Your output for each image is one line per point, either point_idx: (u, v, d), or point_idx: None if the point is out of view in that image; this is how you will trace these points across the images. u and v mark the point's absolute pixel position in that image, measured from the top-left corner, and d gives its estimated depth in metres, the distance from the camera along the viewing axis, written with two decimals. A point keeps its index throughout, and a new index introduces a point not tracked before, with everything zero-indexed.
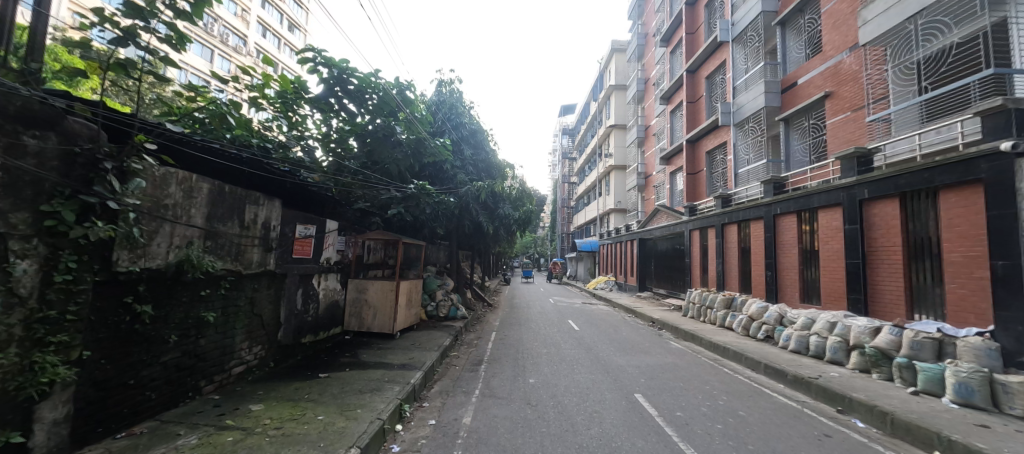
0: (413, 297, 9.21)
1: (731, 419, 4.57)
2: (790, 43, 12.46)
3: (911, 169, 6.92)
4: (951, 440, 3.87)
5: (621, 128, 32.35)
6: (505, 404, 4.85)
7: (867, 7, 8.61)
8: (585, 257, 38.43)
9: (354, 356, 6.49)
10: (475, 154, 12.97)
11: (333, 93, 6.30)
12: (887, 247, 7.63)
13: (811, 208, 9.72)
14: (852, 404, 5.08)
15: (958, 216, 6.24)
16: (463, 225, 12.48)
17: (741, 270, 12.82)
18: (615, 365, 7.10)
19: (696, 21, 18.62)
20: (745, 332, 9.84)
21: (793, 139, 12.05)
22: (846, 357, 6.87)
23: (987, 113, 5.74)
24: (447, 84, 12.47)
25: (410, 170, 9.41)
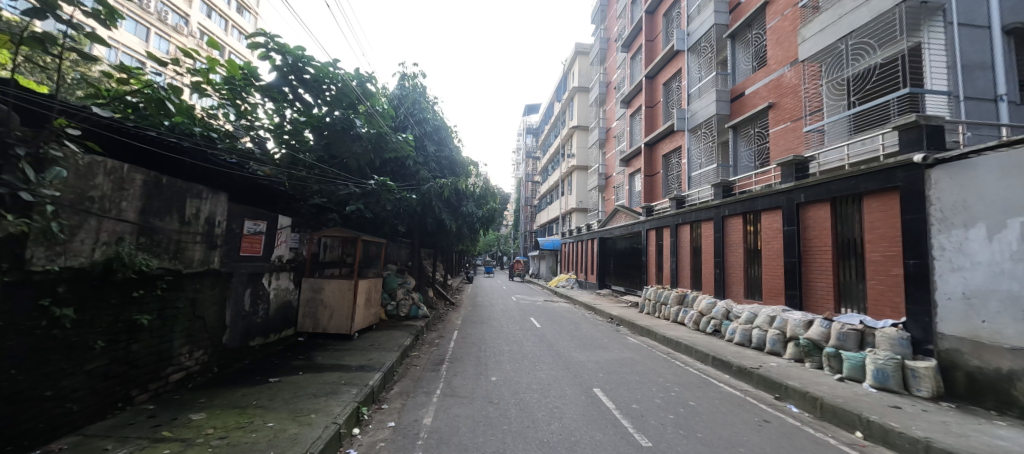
0: (372, 296, 8.94)
1: (682, 409, 4.83)
2: (739, 55, 13.27)
3: (841, 177, 7.61)
4: (870, 421, 4.28)
5: (583, 129, 33.07)
6: (466, 403, 4.83)
7: (807, 25, 9.31)
8: (548, 255, 39.00)
9: (308, 359, 6.21)
10: (438, 150, 12.82)
11: (287, 82, 5.97)
12: (820, 247, 8.34)
13: (755, 210, 10.44)
14: (788, 391, 5.51)
15: (878, 219, 6.95)
16: (425, 223, 12.28)
17: (692, 268, 13.51)
18: (575, 361, 7.28)
19: (655, 29, 19.39)
20: (695, 327, 10.40)
21: (741, 145, 12.88)
22: (783, 348, 7.45)
23: (904, 128, 6.41)
24: (410, 79, 12.24)
25: (370, 165, 9.16)
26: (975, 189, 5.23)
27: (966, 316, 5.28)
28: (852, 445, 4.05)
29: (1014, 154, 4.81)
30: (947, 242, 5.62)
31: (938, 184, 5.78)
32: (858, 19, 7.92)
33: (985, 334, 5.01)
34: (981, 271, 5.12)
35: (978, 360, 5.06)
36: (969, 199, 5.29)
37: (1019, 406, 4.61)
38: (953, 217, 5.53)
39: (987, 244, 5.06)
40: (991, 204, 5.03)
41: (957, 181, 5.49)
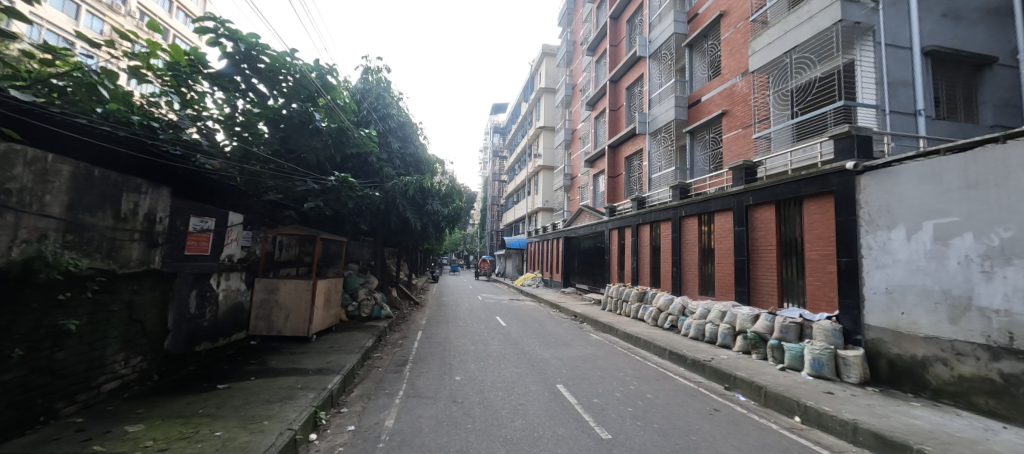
0: (332, 297, 8.63)
1: (640, 402, 5.02)
2: (696, 63, 13.93)
3: (784, 181, 8.18)
4: (806, 406, 4.65)
5: (550, 129, 33.49)
6: (430, 403, 4.78)
7: (756, 38, 9.90)
8: (515, 254, 39.12)
9: (261, 363, 5.91)
10: (403, 147, 12.57)
11: (240, 71, 5.61)
12: (766, 246, 8.92)
13: (709, 211, 10.99)
14: (736, 381, 5.87)
15: (816, 221, 7.52)
16: (389, 222, 11.99)
17: (651, 266, 14.03)
18: (539, 359, 7.37)
19: (619, 35, 19.95)
20: (654, 323, 10.82)
21: (697, 150, 13.53)
22: (733, 341, 7.93)
23: (838, 137, 7.00)
24: (373, 73, 11.92)
25: (330, 161, 8.83)
26: (898, 195, 5.79)
27: (887, 309, 5.83)
28: (791, 429, 4.38)
29: (930, 163, 5.36)
30: (873, 242, 6.19)
31: (865, 189, 6.35)
32: (800, 35, 8.53)
33: (904, 325, 5.56)
34: (902, 269, 5.68)
35: (899, 348, 5.61)
36: (892, 204, 5.86)
37: (932, 388, 5.16)
38: (878, 219, 6.10)
39: (907, 244, 5.62)
40: (910, 208, 5.60)
41: (882, 186, 6.05)
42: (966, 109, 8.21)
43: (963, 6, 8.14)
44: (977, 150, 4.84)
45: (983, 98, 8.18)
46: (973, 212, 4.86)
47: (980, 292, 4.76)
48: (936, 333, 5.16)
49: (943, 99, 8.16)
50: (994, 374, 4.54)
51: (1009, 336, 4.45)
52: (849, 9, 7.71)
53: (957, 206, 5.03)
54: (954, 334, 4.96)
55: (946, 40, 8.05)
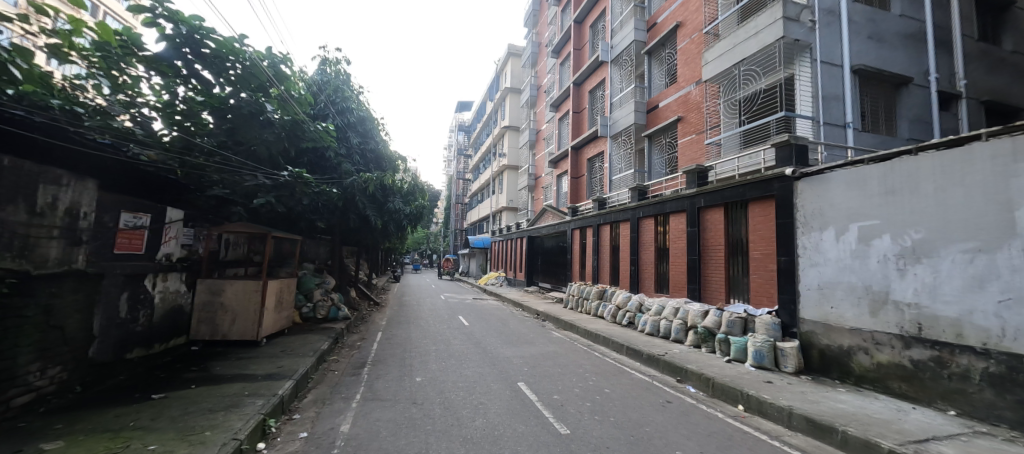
0: (285, 298, 8.21)
1: (598, 396, 5.17)
2: (654, 70, 14.49)
3: (731, 185, 8.69)
4: (748, 395, 4.98)
5: (515, 129, 33.65)
6: (389, 406, 4.66)
7: (709, 49, 10.42)
8: (478, 253, 38.94)
9: (204, 370, 5.52)
10: (363, 143, 12.17)
11: (181, 55, 5.19)
12: (715, 246, 9.44)
13: (664, 213, 11.49)
14: (687, 374, 6.18)
15: (759, 222, 8.06)
16: (347, 220, 11.57)
17: (611, 265, 14.46)
18: (501, 357, 7.40)
19: (583, 39, 20.39)
20: (613, 320, 11.17)
21: (654, 153, 14.10)
22: (685, 336, 8.35)
23: (779, 146, 7.54)
24: (332, 65, 11.47)
25: (283, 155, 8.39)
26: (830, 200, 6.32)
27: (819, 303, 6.36)
28: (735, 416, 4.68)
29: (857, 171, 5.88)
30: (807, 243, 6.72)
31: (802, 194, 6.87)
32: (748, 49, 9.09)
33: (833, 318, 6.09)
34: (832, 267, 6.22)
35: (828, 339, 6.13)
36: (825, 208, 6.40)
37: (855, 375, 5.69)
38: (812, 222, 6.64)
39: (837, 244, 6.15)
40: (840, 212, 6.14)
41: (815, 192, 6.59)
42: (887, 123, 9.11)
43: (884, 31, 9.06)
44: (895, 161, 5.36)
45: (901, 114, 9.11)
46: (892, 216, 5.40)
47: (896, 287, 5.30)
48: (860, 324, 5.70)
49: (868, 113, 9.01)
50: (906, 361, 5.08)
51: (918, 326, 5.00)
52: (791, 27, 8.30)
53: (878, 211, 5.58)
54: (874, 325, 5.51)
55: (871, 60, 8.89)
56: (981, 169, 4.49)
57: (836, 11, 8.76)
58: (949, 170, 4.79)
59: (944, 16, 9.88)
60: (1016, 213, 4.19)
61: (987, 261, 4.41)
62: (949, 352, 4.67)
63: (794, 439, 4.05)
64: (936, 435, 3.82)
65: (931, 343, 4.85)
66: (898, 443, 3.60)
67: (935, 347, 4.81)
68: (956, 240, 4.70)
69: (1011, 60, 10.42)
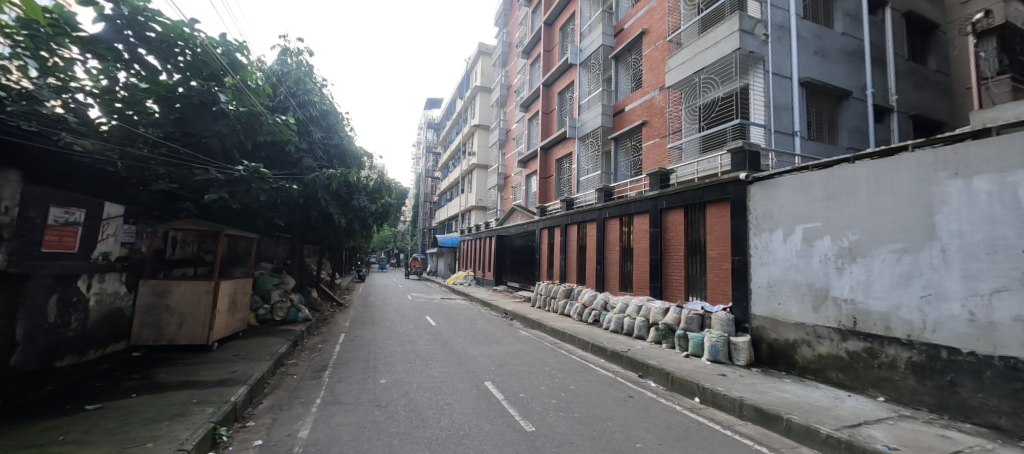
0: (239, 299, 7.80)
1: (563, 393, 5.26)
2: (621, 75, 14.89)
3: (691, 188, 9.09)
4: (703, 388, 5.24)
5: (484, 128, 33.54)
6: (351, 409, 4.53)
7: (672, 57, 10.82)
8: (447, 253, 38.50)
9: (147, 377, 5.14)
10: (326, 138, 11.75)
11: (124, 39, 4.75)
12: (675, 246, 9.82)
13: (629, 213, 11.83)
14: (648, 369, 6.41)
15: (715, 223, 8.47)
16: (308, 217, 11.12)
17: (577, 264, 14.73)
18: (468, 357, 7.37)
19: (552, 41, 20.63)
20: (579, 318, 11.40)
21: (620, 156, 14.50)
22: (646, 332, 8.65)
23: (734, 151, 7.97)
24: (293, 56, 11.00)
25: (238, 148, 7.94)
26: (778, 203, 6.74)
27: (768, 299, 6.76)
28: (692, 408, 4.91)
29: (802, 176, 6.31)
30: (758, 243, 7.13)
31: (753, 197, 7.27)
32: (708, 58, 9.53)
33: (780, 313, 6.51)
34: (780, 266, 6.63)
35: (776, 333, 6.54)
36: (774, 211, 6.81)
37: (799, 366, 6.10)
38: (762, 224, 7.05)
39: (784, 244, 6.57)
40: (787, 215, 6.56)
41: (765, 195, 7.00)
42: (830, 133, 9.83)
43: (827, 47, 9.76)
44: (836, 167, 5.80)
45: (842, 124, 9.84)
46: (832, 218, 5.84)
47: (835, 284, 5.73)
48: (803, 319, 6.11)
49: (813, 123, 9.67)
50: (842, 352, 5.52)
51: (853, 320, 5.44)
52: (746, 40, 8.79)
53: (821, 214, 6.01)
54: (816, 319, 5.94)
55: (817, 74, 9.56)
56: (908, 177, 4.95)
57: (786, 26, 9.37)
58: (881, 177, 5.24)
59: (880, 35, 10.76)
60: (936, 216, 4.65)
61: (911, 260, 4.86)
62: (879, 343, 5.12)
63: (743, 428, 4.30)
64: (867, 420, 4.17)
65: (865, 336, 5.29)
66: (835, 429, 3.90)
67: (867, 339, 5.25)
68: (886, 241, 5.16)
69: (934, 78, 11.53)
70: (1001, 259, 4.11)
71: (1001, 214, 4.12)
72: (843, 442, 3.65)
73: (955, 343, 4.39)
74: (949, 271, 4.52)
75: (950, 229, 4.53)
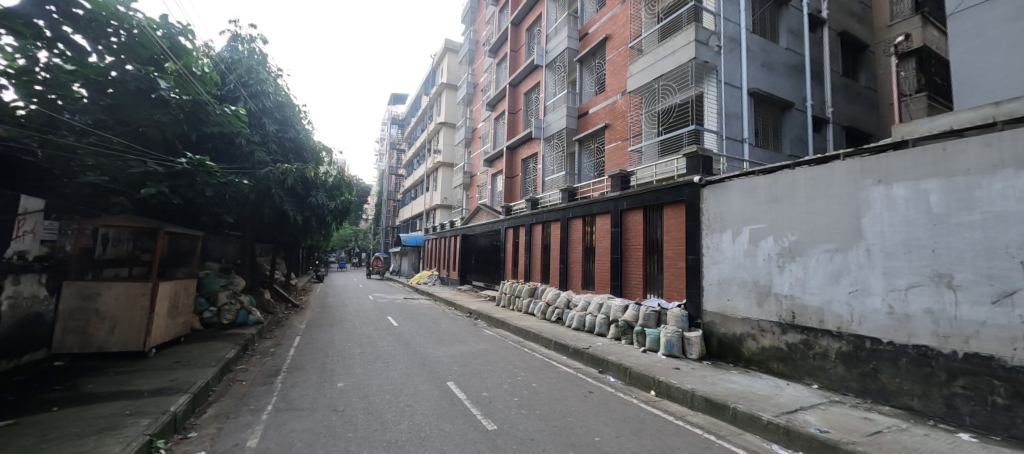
0: (181, 301, 7.26)
1: (525, 391, 5.31)
2: (585, 78, 15.21)
3: (649, 190, 9.43)
4: (659, 382, 5.47)
5: (450, 126, 33.15)
6: (305, 415, 4.35)
7: (633, 63, 11.18)
8: (410, 252, 37.72)
9: (72, 388, 4.67)
10: (281, 131, 11.17)
11: (47, 15, 4.21)
12: (635, 246, 10.17)
13: (591, 214, 12.11)
14: (608, 365, 6.60)
15: (672, 224, 8.85)
16: (261, 214, 10.53)
17: (541, 263, 14.91)
18: (431, 357, 7.26)
19: (519, 41, 20.73)
20: (542, 316, 11.56)
21: (584, 157, 14.83)
22: (607, 329, 8.92)
23: (690, 156, 8.36)
24: (245, 43, 10.36)
25: (182, 139, 7.38)
26: (728, 205, 7.14)
27: (718, 296, 7.15)
28: (648, 401, 5.12)
29: (750, 181, 6.73)
30: (709, 243, 7.52)
31: (706, 199, 7.66)
32: (666, 66, 9.92)
33: (729, 309, 6.90)
34: (729, 264, 7.03)
35: (725, 327, 6.94)
36: (724, 212, 7.21)
37: (745, 358, 6.51)
38: (713, 225, 7.44)
39: (733, 244, 6.98)
40: (736, 217, 6.97)
41: (717, 198, 7.40)
42: (775, 141, 10.55)
43: (773, 60, 10.46)
44: (779, 173, 6.23)
45: (785, 133, 10.61)
46: (776, 220, 6.26)
47: (777, 281, 6.16)
48: (749, 314, 6.52)
49: (760, 130, 10.34)
50: (783, 344, 5.95)
51: (792, 315, 5.88)
52: (701, 50, 9.25)
53: (765, 216, 6.43)
54: (760, 314, 6.35)
55: (763, 85, 10.22)
56: (840, 183, 5.40)
57: (737, 39, 9.95)
58: (817, 182, 5.68)
59: (819, 52, 11.65)
60: (862, 219, 5.12)
61: (842, 259, 5.32)
62: (814, 335, 5.56)
63: (694, 418, 4.54)
64: (802, 406, 4.53)
65: (802, 328, 5.72)
66: (774, 415, 4.21)
67: (804, 331, 5.68)
68: (821, 241, 5.61)
69: (864, 93, 12.65)
70: (915, 258, 4.60)
71: (915, 218, 4.61)
72: (781, 427, 3.94)
73: (878, 334, 4.86)
74: (872, 268, 4.99)
75: (873, 230, 5.01)
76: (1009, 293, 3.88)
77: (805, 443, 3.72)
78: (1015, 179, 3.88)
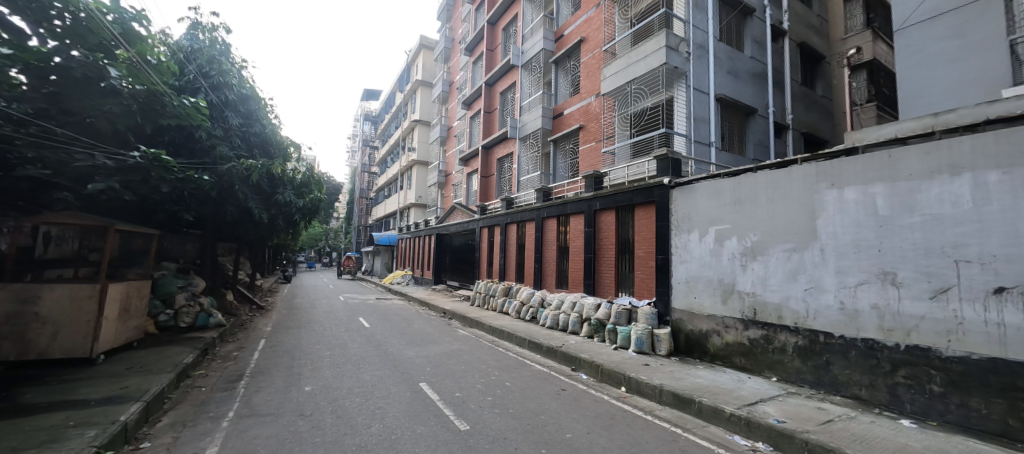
0: (133, 304, 6.83)
1: (498, 390, 5.31)
2: (560, 79, 15.37)
3: (622, 191, 9.63)
4: (629, 378, 5.60)
5: (425, 124, 32.74)
6: (270, 421, 4.19)
7: (607, 66, 11.38)
8: (383, 252, 36.96)
9: (7, 399, 4.31)
10: (245, 125, 10.70)
11: None
12: (607, 245, 10.36)
13: (565, 213, 12.26)
14: (581, 363, 6.70)
15: (643, 224, 9.08)
16: (223, 212, 10.05)
17: (516, 263, 14.97)
18: (403, 358, 7.15)
19: (495, 41, 20.71)
20: (517, 315, 11.62)
21: (559, 158, 14.99)
22: (579, 327, 9.06)
23: (660, 158, 8.58)
24: (206, 32, 9.85)
25: (135, 132, 6.93)
26: (695, 206, 7.39)
27: (685, 294, 7.38)
28: (618, 397, 5.23)
29: (716, 183, 7.00)
30: (677, 243, 7.76)
31: (675, 201, 7.90)
32: (639, 70, 10.16)
33: (695, 306, 7.15)
34: (695, 263, 7.28)
35: (692, 324, 7.18)
36: (692, 213, 7.46)
37: (710, 354, 6.77)
38: (681, 225, 7.68)
39: (700, 243, 7.24)
40: (702, 218, 7.23)
41: (685, 199, 7.64)
42: (739, 145, 10.99)
43: (738, 68, 10.92)
44: (743, 176, 6.51)
45: (748, 138, 11.09)
46: (739, 221, 6.54)
47: (740, 279, 6.43)
48: (715, 311, 6.78)
49: (726, 135, 10.76)
50: (745, 339, 6.22)
51: (754, 311, 6.16)
52: (671, 56, 9.54)
53: (730, 217, 6.69)
54: (724, 311, 6.62)
55: (729, 91, 10.65)
56: (798, 186, 5.70)
57: (705, 46, 10.32)
58: (777, 185, 5.97)
59: (780, 61, 12.25)
60: (818, 221, 5.43)
61: (799, 258, 5.62)
62: (773, 331, 5.84)
63: (662, 412, 4.69)
64: (762, 398, 4.76)
65: (762, 324, 6.01)
66: (737, 407, 4.40)
67: (764, 327, 5.97)
68: (780, 241, 5.90)
69: (820, 102, 13.40)
70: (864, 257, 4.92)
71: (864, 220, 4.92)
72: (742, 419, 4.13)
73: (830, 328, 5.17)
74: (826, 267, 5.29)
75: (826, 231, 5.32)
76: (945, 290, 4.21)
77: (765, 434, 3.91)
78: (951, 184, 4.22)
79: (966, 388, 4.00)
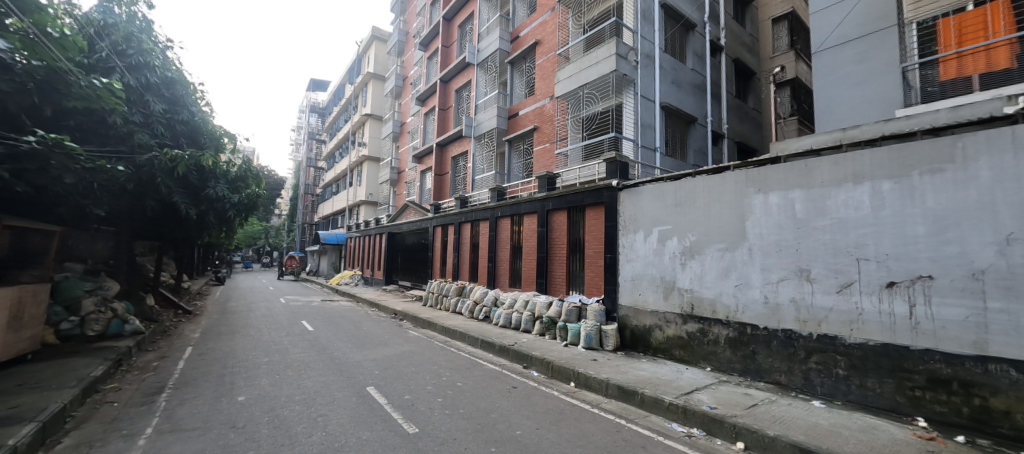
0: (26, 312, 5.95)
1: (449, 391, 5.24)
2: (516, 80, 15.49)
3: (573, 191, 9.89)
4: (578, 373, 5.77)
5: (377, 119, 31.60)
6: (196, 436, 3.84)
7: (561, 69, 11.61)
8: (330, 251, 35.16)
9: None
10: (171, 112, 9.73)
11: None
12: (559, 245, 10.60)
13: (519, 213, 12.38)
14: (532, 360, 6.80)
15: (592, 224, 9.39)
16: (144, 206, 9.08)
17: (469, 262, 14.89)
18: (350, 362, 6.86)
19: (451, 37, 20.44)
20: (470, 315, 11.58)
21: (513, 158, 15.10)
22: (531, 325, 9.20)
23: (609, 161, 8.91)
24: (124, 5, 8.81)
25: (33, 115, 6.06)
26: (641, 208, 7.76)
27: (631, 291, 7.72)
28: (567, 392, 5.38)
29: (659, 186, 7.38)
30: (624, 242, 8.10)
31: (622, 202, 8.24)
32: (590, 75, 10.49)
33: (640, 302, 7.51)
34: (640, 262, 7.64)
35: (637, 320, 7.53)
36: (638, 214, 7.81)
37: (653, 347, 7.15)
38: (628, 226, 8.02)
39: (645, 243, 7.61)
40: (647, 219, 7.60)
41: (632, 201, 7.98)
42: (681, 151, 11.70)
43: (681, 78, 11.61)
44: (683, 180, 6.92)
45: (689, 144, 11.84)
46: (680, 222, 6.96)
47: (680, 277, 6.84)
48: (657, 307, 7.17)
49: (670, 141, 11.40)
50: (683, 333, 6.64)
51: (691, 306, 6.59)
52: (621, 63, 9.96)
53: (672, 218, 7.10)
54: (665, 307, 7.02)
55: (672, 100, 11.30)
56: (730, 190, 6.16)
57: (651, 56, 10.88)
58: (713, 189, 6.41)
59: (717, 74, 13.19)
60: (747, 223, 5.91)
61: (730, 257, 6.08)
62: (708, 325, 6.29)
63: (608, 404, 4.89)
64: (697, 387, 5.11)
65: (698, 318, 6.44)
66: (675, 397, 4.69)
67: (700, 321, 6.41)
68: (715, 242, 6.36)
69: (752, 114, 14.61)
70: (784, 256, 5.43)
71: (785, 222, 5.44)
72: (679, 407, 4.41)
73: (756, 321, 5.66)
74: (753, 264, 5.79)
75: (754, 232, 5.82)
76: (848, 285, 4.78)
77: (699, 420, 4.21)
78: (855, 192, 4.78)
79: (864, 371, 4.57)
